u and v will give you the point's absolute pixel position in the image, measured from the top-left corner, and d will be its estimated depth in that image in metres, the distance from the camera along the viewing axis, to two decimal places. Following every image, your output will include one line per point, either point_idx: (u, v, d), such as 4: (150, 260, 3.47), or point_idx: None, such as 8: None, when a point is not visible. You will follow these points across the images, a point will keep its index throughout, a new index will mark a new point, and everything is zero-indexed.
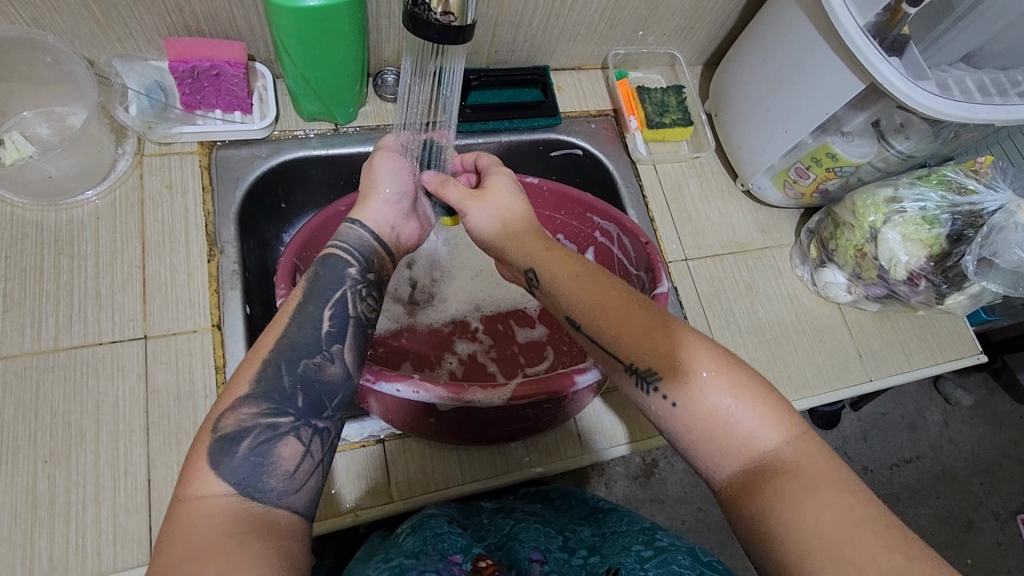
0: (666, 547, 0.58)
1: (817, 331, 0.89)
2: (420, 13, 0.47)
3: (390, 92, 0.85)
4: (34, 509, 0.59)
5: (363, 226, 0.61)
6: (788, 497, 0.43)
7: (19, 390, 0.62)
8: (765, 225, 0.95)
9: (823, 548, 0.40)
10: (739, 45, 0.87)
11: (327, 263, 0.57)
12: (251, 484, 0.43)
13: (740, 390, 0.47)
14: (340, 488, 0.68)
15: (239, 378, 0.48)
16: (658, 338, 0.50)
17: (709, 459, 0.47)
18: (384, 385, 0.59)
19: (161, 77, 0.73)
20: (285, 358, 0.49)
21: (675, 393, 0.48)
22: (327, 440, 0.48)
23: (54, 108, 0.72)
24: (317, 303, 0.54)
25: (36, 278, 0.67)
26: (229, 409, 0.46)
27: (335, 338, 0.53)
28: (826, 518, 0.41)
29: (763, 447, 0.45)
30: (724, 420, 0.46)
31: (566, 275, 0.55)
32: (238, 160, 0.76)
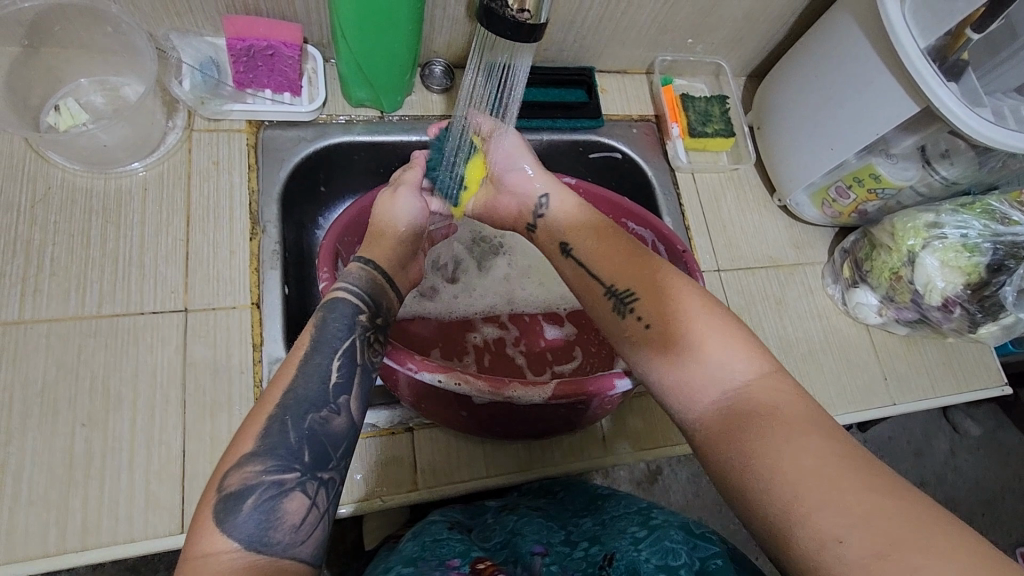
0: (660, 525, 0.59)
1: (844, 350, 0.89)
2: (496, 8, 0.48)
3: (437, 84, 0.85)
4: (71, 471, 0.60)
5: (369, 265, 0.61)
6: (760, 432, 0.42)
7: (63, 354, 0.63)
8: (799, 241, 0.94)
9: (796, 480, 0.40)
10: (790, 58, 0.87)
11: (334, 307, 0.56)
12: (258, 540, 0.42)
13: (711, 322, 0.49)
14: (366, 474, 0.69)
15: (245, 433, 0.47)
16: (641, 268, 0.55)
17: (684, 397, 0.47)
18: (424, 375, 0.59)
19: (216, 53, 0.74)
20: (291, 412, 0.48)
21: (647, 313, 0.52)
22: (333, 489, 0.48)
23: (109, 77, 0.73)
24: (324, 353, 0.52)
25: (83, 244, 0.68)
26: (233, 467, 0.45)
27: (342, 389, 0.51)
28: (798, 452, 0.41)
29: (736, 381, 0.46)
30: (696, 347, 0.48)
31: (564, 211, 0.65)
32: (285, 140, 0.77)
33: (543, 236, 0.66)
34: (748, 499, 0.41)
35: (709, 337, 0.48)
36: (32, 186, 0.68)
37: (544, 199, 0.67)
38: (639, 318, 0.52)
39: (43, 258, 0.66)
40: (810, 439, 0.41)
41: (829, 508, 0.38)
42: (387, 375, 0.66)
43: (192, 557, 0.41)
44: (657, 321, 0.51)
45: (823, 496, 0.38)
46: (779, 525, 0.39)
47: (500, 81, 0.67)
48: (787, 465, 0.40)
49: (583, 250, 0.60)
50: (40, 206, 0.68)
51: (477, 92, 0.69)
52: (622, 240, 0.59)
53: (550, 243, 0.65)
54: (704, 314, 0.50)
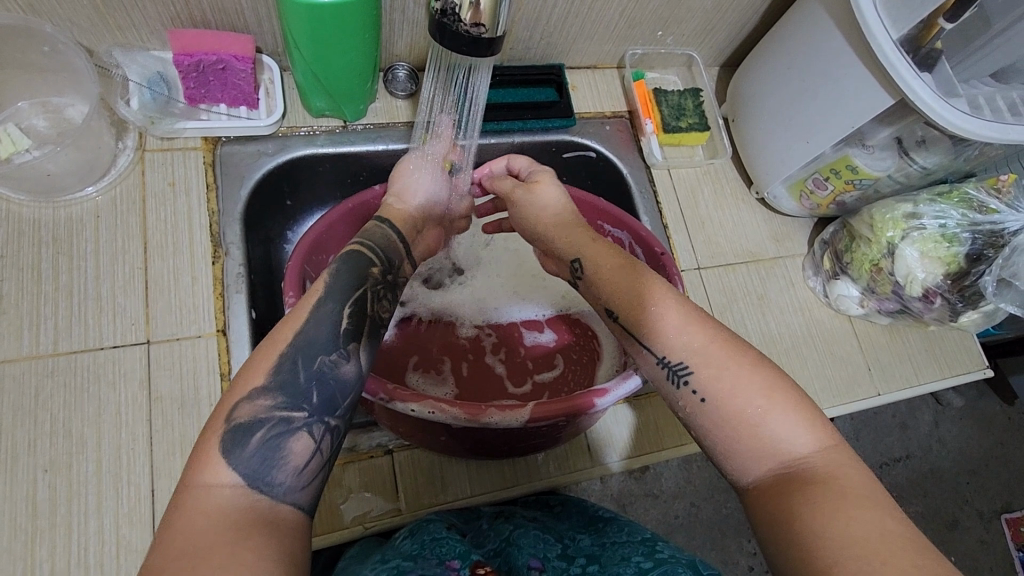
0: (666, 560, 0.54)
1: (827, 342, 0.88)
2: (450, 24, 0.46)
3: (400, 89, 0.82)
4: (34, 520, 0.57)
5: (385, 224, 0.62)
6: (813, 498, 0.43)
7: (18, 396, 0.60)
8: (778, 234, 0.93)
9: (847, 549, 0.40)
10: (761, 49, 0.85)
11: (349, 260, 0.56)
12: (261, 477, 0.43)
13: (773, 396, 0.47)
14: (345, 503, 0.67)
15: (256, 368, 0.47)
16: (694, 337, 0.51)
17: (735, 459, 0.47)
18: (398, 405, 0.57)
19: (163, 68, 0.70)
20: (302, 355, 0.48)
21: (707, 389, 0.49)
22: (338, 438, 0.48)
23: (51, 98, 0.69)
24: (334, 300, 0.52)
25: (34, 279, 0.64)
26: (243, 400, 0.45)
27: (350, 337, 0.51)
28: (853, 521, 0.41)
29: (792, 449, 0.46)
30: (758, 422, 0.46)
31: (607, 267, 0.58)
32: (243, 158, 0.73)
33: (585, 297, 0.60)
34: (793, 561, 0.41)
35: (771, 409, 0.47)
36: None
37: (578, 262, 0.60)
38: (695, 392, 0.49)
39: None
40: (867, 512, 0.41)
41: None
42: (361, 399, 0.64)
43: (191, 485, 0.42)
44: (715, 395, 0.48)
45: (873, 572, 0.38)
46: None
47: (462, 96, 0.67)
48: (843, 535, 0.40)
49: (622, 309, 0.55)
50: None
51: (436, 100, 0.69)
52: (673, 297, 0.54)
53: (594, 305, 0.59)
54: (765, 390, 0.47)
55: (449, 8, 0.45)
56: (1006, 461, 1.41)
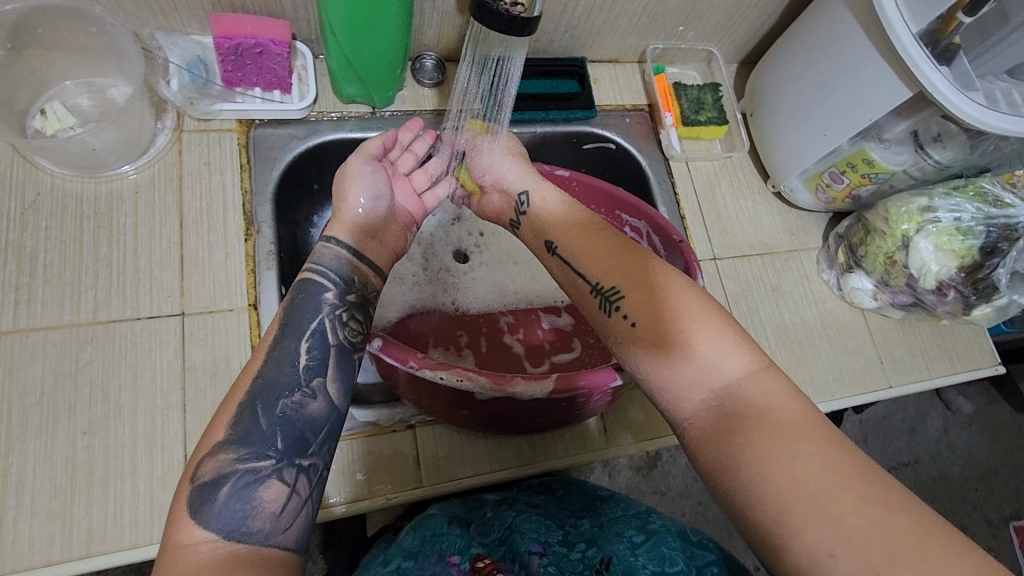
0: (657, 531, 0.59)
1: (840, 334, 0.90)
2: (489, 3, 0.47)
3: (428, 78, 0.84)
4: (72, 480, 0.59)
5: (339, 244, 0.60)
6: (750, 436, 0.44)
7: (59, 361, 0.62)
8: (794, 228, 0.95)
9: (785, 489, 0.41)
10: (781, 44, 0.87)
11: (304, 289, 0.56)
12: (238, 527, 0.43)
13: (702, 323, 0.50)
14: (367, 475, 0.68)
15: (217, 423, 0.47)
16: (626, 267, 0.56)
17: (673, 391, 0.49)
18: (426, 372, 0.59)
19: (203, 53, 0.73)
20: (262, 400, 0.48)
21: (634, 313, 0.53)
22: (314, 475, 0.48)
23: (95, 79, 0.72)
24: (293, 335, 0.53)
25: (75, 250, 0.66)
26: (205, 457, 0.45)
27: (314, 371, 0.52)
28: (789, 456, 0.42)
29: (725, 376, 0.48)
30: (689, 349, 0.49)
31: (552, 203, 0.66)
32: (278, 139, 0.76)
33: (528, 232, 0.67)
34: (738, 494, 0.43)
35: (701, 336, 0.49)
36: (21, 193, 0.67)
37: (524, 196, 0.68)
38: (626, 316, 0.54)
39: (35, 265, 0.65)
40: (803, 443, 0.43)
41: (821, 513, 0.39)
42: (387, 372, 0.66)
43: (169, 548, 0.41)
44: (648, 326, 0.52)
45: (817, 512, 0.39)
46: (772, 535, 0.41)
47: (495, 76, 0.68)
48: (780, 471, 0.42)
49: (569, 250, 0.61)
50: (30, 213, 0.66)
51: (467, 91, 0.71)
52: (609, 235, 0.60)
53: (536, 238, 0.66)
54: (693, 317, 0.50)
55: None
56: (1015, 469, 1.42)
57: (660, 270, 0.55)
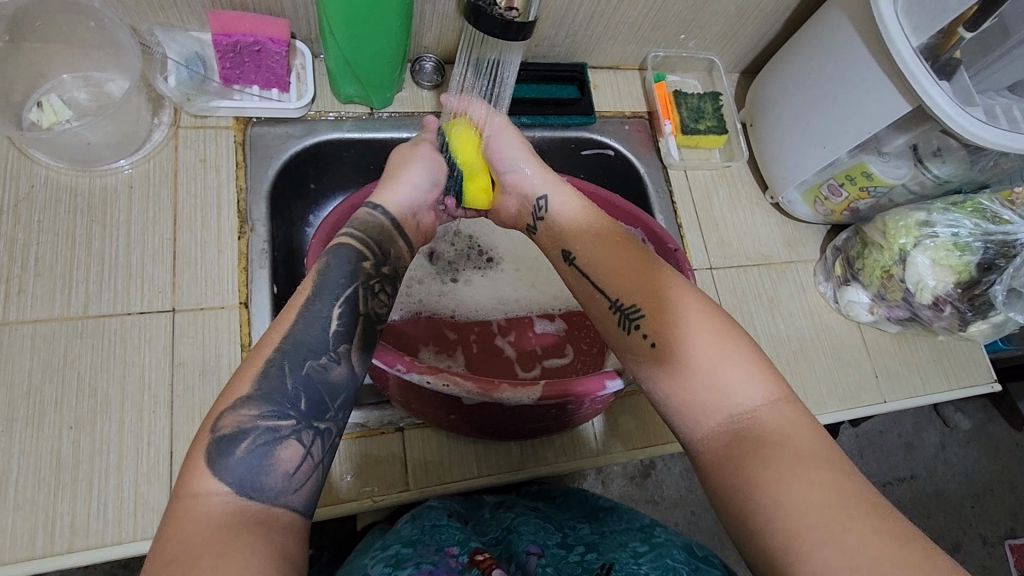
0: (662, 544, 0.58)
1: (836, 348, 0.89)
2: (484, 7, 0.47)
3: (427, 80, 0.84)
4: (58, 474, 0.59)
5: (379, 211, 0.61)
6: (764, 458, 0.44)
7: (48, 355, 0.62)
8: (791, 239, 0.94)
9: (799, 515, 0.41)
10: (783, 54, 0.87)
11: (337, 253, 0.55)
12: (250, 485, 0.42)
13: (723, 346, 0.49)
14: (351, 477, 0.67)
15: (242, 377, 0.47)
16: (650, 285, 0.55)
17: (690, 409, 0.49)
18: (413, 376, 0.59)
19: (201, 49, 0.73)
20: (289, 358, 0.48)
21: (654, 333, 0.52)
22: (329, 440, 0.47)
23: (93, 73, 0.71)
24: (325, 300, 0.52)
25: (68, 244, 0.66)
26: (228, 410, 0.45)
27: (342, 337, 0.51)
28: (805, 484, 0.42)
29: (744, 401, 0.47)
30: (711, 372, 0.49)
31: (568, 210, 0.64)
32: (274, 136, 0.76)
33: (544, 238, 0.65)
34: (748, 515, 0.43)
35: (724, 361, 0.49)
36: (15, 184, 0.66)
37: (543, 201, 0.65)
38: (645, 336, 0.53)
39: (27, 258, 0.64)
40: (817, 470, 0.42)
41: (835, 542, 0.39)
42: (376, 373, 0.66)
43: (182, 495, 0.41)
44: (670, 347, 0.51)
45: (832, 539, 0.39)
46: (779, 556, 0.41)
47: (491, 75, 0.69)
48: (793, 497, 0.41)
49: (588, 260, 0.59)
50: (24, 205, 0.66)
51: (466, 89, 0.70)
52: (629, 248, 0.59)
53: (551, 244, 0.64)
54: (717, 341, 0.50)
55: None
56: (1012, 487, 1.40)
57: (685, 293, 0.54)
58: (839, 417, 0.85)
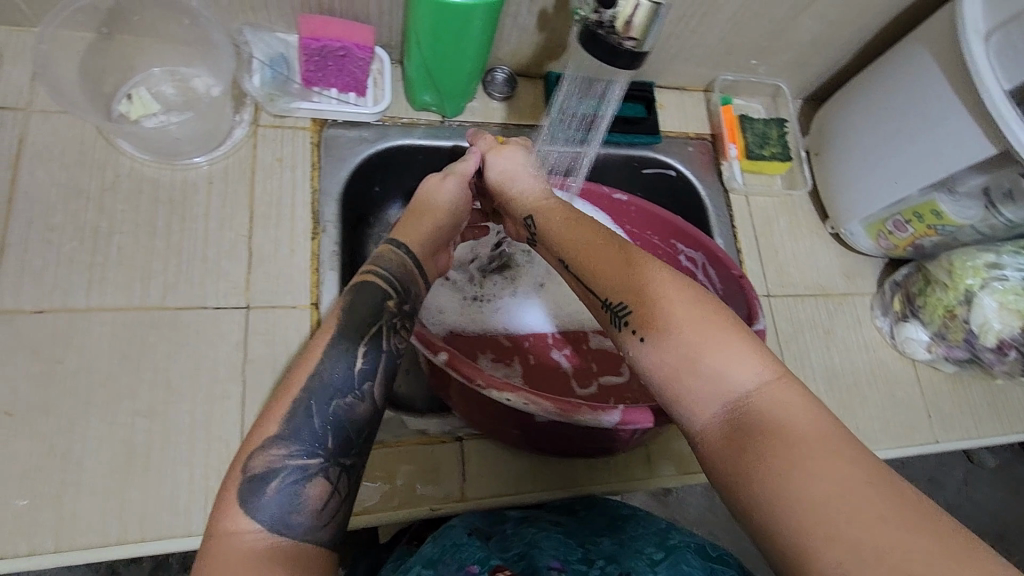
0: (675, 548, 0.59)
1: (890, 384, 0.88)
2: (603, 36, 0.45)
3: (498, 91, 0.85)
4: (130, 463, 0.59)
5: (402, 249, 0.60)
6: (767, 453, 0.38)
7: (125, 344, 0.62)
8: (848, 271, 0.94)
9: (811, 517, 0.35)
10: (859, 87, 0.87)
11: (364, 292, 0.55)
12: (281, 521, 0.44)
13: (703, 327, 0.43)
14: (410, 482, 0.67)
15: (271, 414, 0.48)
16: (634, 274, 0.49)
17: (681, 402, 0.43)
18: (493, 393, 0.56)
19: (286, 50, 0.74)
20: (317, 397, 0.49)
21: (642, 326, 0.46)
22: (355, 473, 0.49)
23: (180, 68, 0.73)
24: (350, 339, 0.52)
25: (148, 234, 0.66)
26: (258, 449, 0.46)
27: (366, 375, 0.52)
28: (816, 479, 0.36)
29: (734, 386, 0.41)
30: (702, 359, 0.42)
31: (557, 218, 0.59)
32: (350, 137, 0.77)
33: (542, 250, 0.61)
34: (758, 520, 0.37)
35: (708, 344, 0.43)
36: (101, 173, 0.67)
37: (530, 218, 0.62)
38: (634, 330, 0.46)
39: (108, 246, 0.64)
40: (821, 459, 0.37)
41: (843, 547, 0.34)
42: (445, 382, 0.67)
43: (216, 534, 0.43)
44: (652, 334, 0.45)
45: (846, 543, 0.34)
46: (794, 563, 0.35)
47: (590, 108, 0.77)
48: (796, 494, 0.36)
49: (575, 264, 0.54)
50: (107, 194, 0.66)
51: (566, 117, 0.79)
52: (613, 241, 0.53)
53: (547, 255, 0.59)
54: (695, 322, 0.44)
55: (604, 25, 0.45)
56: None
57: (660, 272, 0.48)
58: (893, 455, 0.84)
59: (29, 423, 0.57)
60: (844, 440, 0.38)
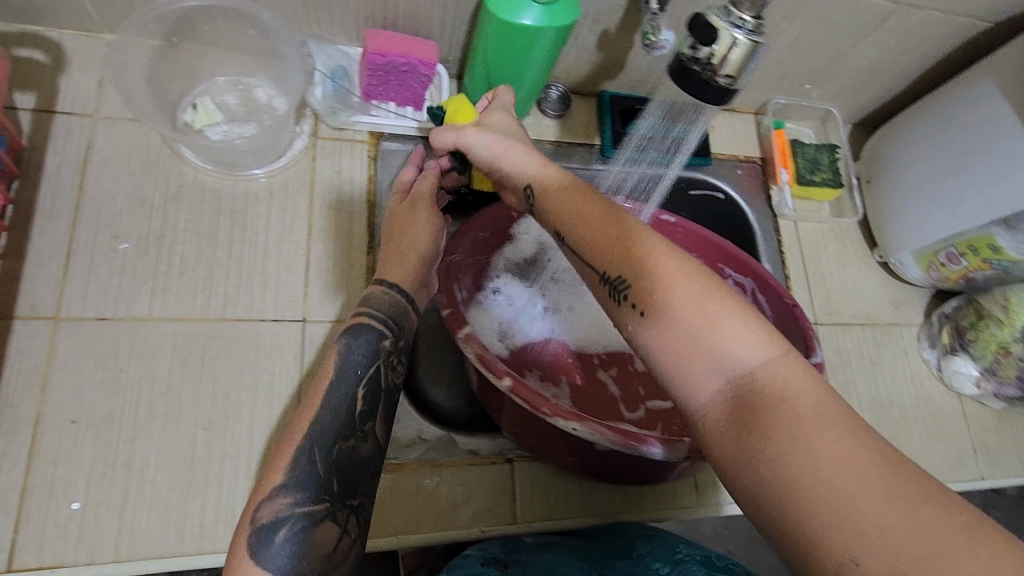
0: (685, 560, 0.58)
1: (936, 418, 0.87)
2: (698, 73, 0.45)
3: (552, 108, 0.85)
4: (190, 475, 0.59)
5: (393, 288, 0.59)
6: (772, 434, 0.34)
7: (187, 355, 0.62)
8: (896, 301, 0.93)
9: (827, 507, 0.31)
10: (917, 118, 0.86)
11: (359, 333, 0.56)
12: (292, 568, 0.46)
13: (702, 298, 0.39)
14: (462, 501, 0.67)
15: (276, 464, 0.50)
16: (633, 243, 0.43)
17: (679, 382, 0.39)
18: (559, 422, 0.56)
19: (347, 63, 0.74)
20: (319, 443, 0.50)
21: (641, 299, 0.41)
22: (362, 514, 0.51)
23: (242, 78, 0.73)
24: (348, 381, 0.54)
25: (210, 245, 0.66)
26: (264, 500, 0.48)
27: (368, 415, 0.54)
28: (830, 463, 0.32)
29: (740, 363, 0.37)
30: (707, 333, 0.38)
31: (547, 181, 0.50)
32: (408, 154, 0.77)
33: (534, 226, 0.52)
34: (766, 509, 0.34)
35: (712, 315, 0.38)
36: (165, 182, 0.67)
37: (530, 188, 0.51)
38: (632, 305, 0.41)
39: (172, 256, 0.65)
40: (838, 444, 0.33)
41: (864, 536, 0.30)
42: (498, 403, 0.67)
43: None
44: (649, 307, 0.40)
45: (864, 536, 0.30)
46: (805, 555, 0.32)
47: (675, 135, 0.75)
48: (807, 479, 0.32)
49: (567, 235, 0.47)
50: (172, 204, 0.66)
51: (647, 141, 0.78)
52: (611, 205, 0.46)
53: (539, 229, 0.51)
54: (693, 294, 0.39)
55: (698, 60, 0.45)
56: None
57: (659, 242, 0.42)
58: None
59: (92, 432, 0.58)
60: (857, 423, 0.34)
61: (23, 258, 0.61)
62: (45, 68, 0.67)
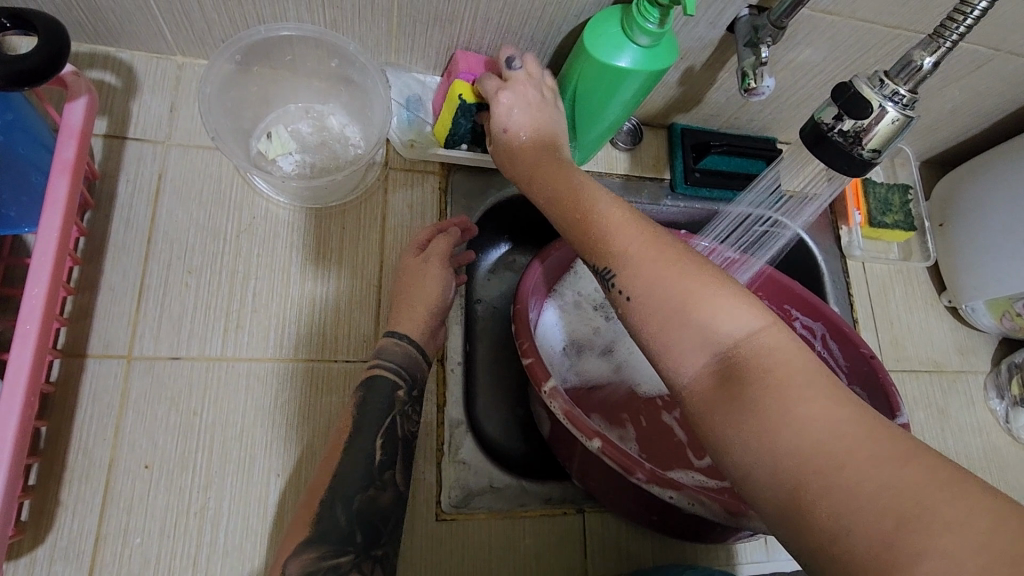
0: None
1: (1004, 471, 0.85)
2: (842, 145, 0.49)
3: (623, 141, 0.82)
4: (263, 524, 0.57)
5: (404, 339, 0.60)
6: (753, 405, 0.36)
7: (260, 396, 0.60)
8: (963, 347, 0.91)
9: (811, 467, 0.33)
10: (1000, 163, 0.83)
11: (376, 385, 0.58)
12: None
13: (690, 279, 0.42)
14: (534, 554, 0.65)
15: (300, 522, 0.51)
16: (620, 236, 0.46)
17: (668, 354, 0.41)
18: (655, 488, 0.54)
19: (423, 92, 0.72)
20: (342, 498, 0.51)
21: (628, 286, 0.44)
22: (385, 564, 0.52)
23: (314, 105, 0.71)
24: (367, 433, 0.55)
25: (283, 281, 0.64)
26: (292, 555, 0.49)
27: (388, 463, 0.55)
28: (808, 423, 0.35)
29: (724, 337, 0.39)
30: (691, 312, 0.40)
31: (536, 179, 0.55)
32: (476, 186, 0.74)
33: None
34: (755, 475, 0.36)
35: (695, 294, 0.41)
36: (238, 214, 0.65)
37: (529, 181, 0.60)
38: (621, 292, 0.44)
39: (245, 291, 0.63)
40: (812, 404, 0.35)
41: (839, 484, 0.32)
42: (565, 446, 0.65)
43: None
44: (644, 290, 0.43)
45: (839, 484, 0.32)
46: (794, 515, 0.34)
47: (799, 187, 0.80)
48: (789, 441, 0.35)
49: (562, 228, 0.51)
50: (245, 237, 0.65)
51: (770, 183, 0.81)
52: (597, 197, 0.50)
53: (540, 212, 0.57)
54: (677, 277, 0.42)
55: (844, 131, 0.49)
56: None
57: (640, 233, 0.46)
58: None
59: (165, 477, 0.56)
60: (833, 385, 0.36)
61: (96, 291, 0.60)
62: (118, 91, 0.65)
